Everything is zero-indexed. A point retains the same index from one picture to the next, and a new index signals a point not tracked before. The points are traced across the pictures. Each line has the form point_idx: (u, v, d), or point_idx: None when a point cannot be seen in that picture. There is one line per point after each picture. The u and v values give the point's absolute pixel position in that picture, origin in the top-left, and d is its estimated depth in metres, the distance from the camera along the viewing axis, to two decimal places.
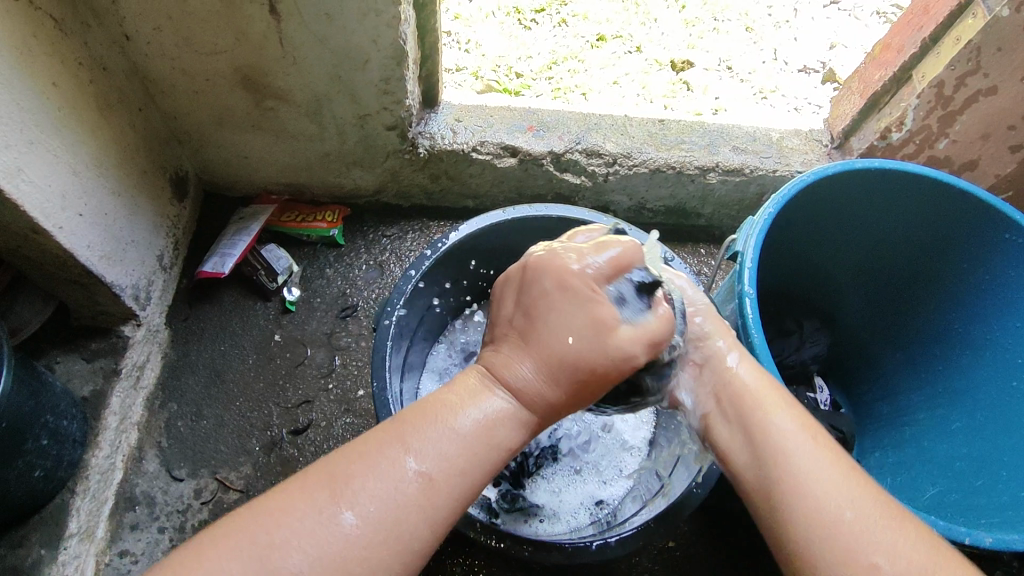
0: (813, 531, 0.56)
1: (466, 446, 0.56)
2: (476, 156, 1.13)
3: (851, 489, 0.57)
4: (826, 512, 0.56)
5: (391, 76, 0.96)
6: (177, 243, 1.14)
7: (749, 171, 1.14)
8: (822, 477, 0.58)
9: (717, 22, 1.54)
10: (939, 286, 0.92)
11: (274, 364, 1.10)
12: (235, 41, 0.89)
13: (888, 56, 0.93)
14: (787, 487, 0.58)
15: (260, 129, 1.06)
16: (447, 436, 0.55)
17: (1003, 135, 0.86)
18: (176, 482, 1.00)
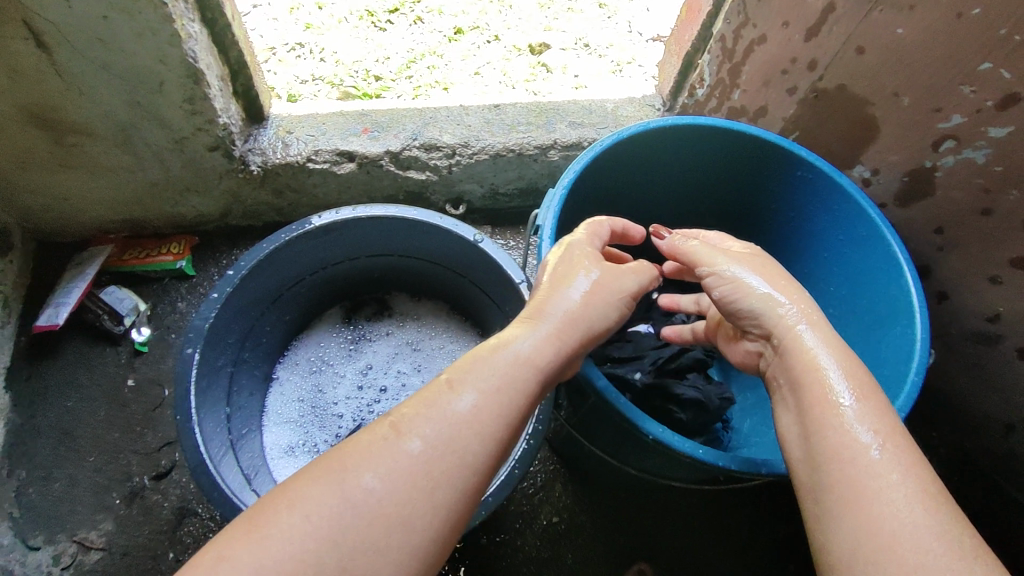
0: (883, 530, 0.47)
1: (478, 422, 0.51)
2: (312, 165, 1.10)
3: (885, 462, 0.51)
4: (885, 493, 0.49)
5: (194, 95, 0.92)
6: (5, 300, 1.07)
7: (588, 144, 1.16)
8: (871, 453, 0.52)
9: (570, 2, 1.57)
10: (761, 225, 0.97)
11: (128, 411, 1.04)
12: (10, 79, 0.84)
13: (693, 16, 0.97)
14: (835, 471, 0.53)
15: (73, 167, 1.01)
16: (444, 416, 0.50)
17: (779, 79, 0.85)
18: (30, 552, 0.94)
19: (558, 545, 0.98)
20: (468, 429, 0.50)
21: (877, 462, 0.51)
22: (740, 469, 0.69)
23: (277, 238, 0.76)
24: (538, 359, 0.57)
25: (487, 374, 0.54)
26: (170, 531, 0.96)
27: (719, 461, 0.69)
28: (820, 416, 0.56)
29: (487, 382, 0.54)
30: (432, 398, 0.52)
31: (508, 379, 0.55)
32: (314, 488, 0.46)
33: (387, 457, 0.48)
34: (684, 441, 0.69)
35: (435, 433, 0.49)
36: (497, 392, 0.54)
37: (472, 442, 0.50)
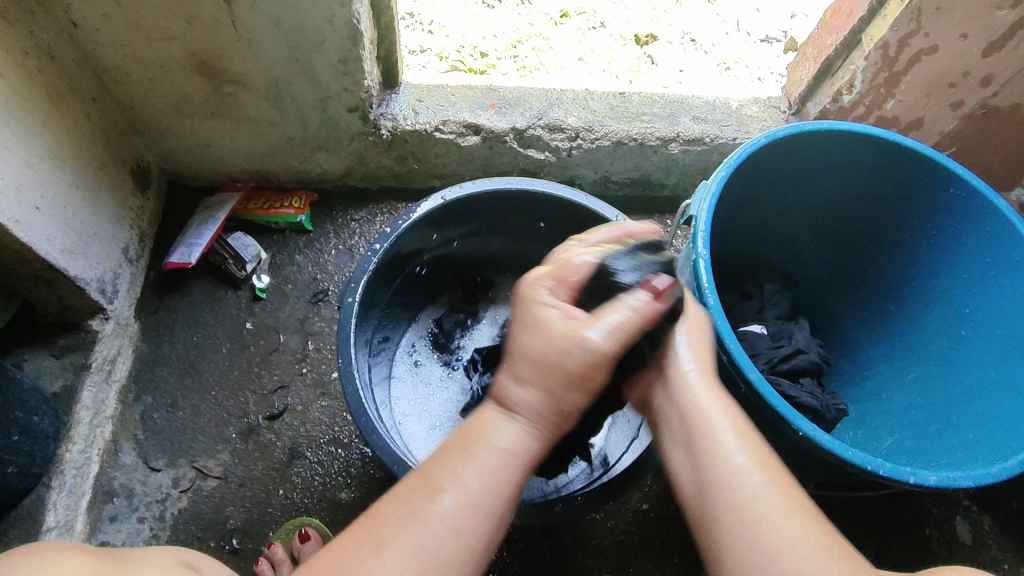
0: (758, 527, 0.55)
1: (429, 544, 0.53)
2: (439, 135, 1.12)
3: (776, 515, 0.55)
4: (742, 495, 0.57)
5: (348, 56, 0.95)
6: (142, 235, 1.13)
7: (710, 140, 1.15)
8: (749, 476, 0.58)
9: None
10: (890, 241, 0.95)
11: (247, 351, 1.10)
12: (187, 26, 0.88)
13: (839, 20, 0.98)
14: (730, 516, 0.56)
15: (219, 115, 1.05)
16: (425, 524, 0.54)
17: (945, 92, 0.91)
18: (154, 472, 1.01)
19: (650, 532, 1.00)
20: (449, 536, 0.54)
21: (753, 484, 0.57)
22: (885, 476, 0.69)
23: (438, 198, 0.84)
24: (517, 451, 0.59)
25: (472, 473, 0.57)
26: (281, 469, 1.01)
27: (865, 464, 0.69)
28: (699, 437, 0.62)
29: (467, 481, 0.57)
30: (414, 505, 0.55)
31: (485, 475, 0.57)
32: (350, 560, 0.53)
33: (415, 537, 0.54)
34: (831, 439, 0.70)
35: (414, 552, 0.53)
36: (480, 489, 0.57)
37: (453, 566, 0.54)
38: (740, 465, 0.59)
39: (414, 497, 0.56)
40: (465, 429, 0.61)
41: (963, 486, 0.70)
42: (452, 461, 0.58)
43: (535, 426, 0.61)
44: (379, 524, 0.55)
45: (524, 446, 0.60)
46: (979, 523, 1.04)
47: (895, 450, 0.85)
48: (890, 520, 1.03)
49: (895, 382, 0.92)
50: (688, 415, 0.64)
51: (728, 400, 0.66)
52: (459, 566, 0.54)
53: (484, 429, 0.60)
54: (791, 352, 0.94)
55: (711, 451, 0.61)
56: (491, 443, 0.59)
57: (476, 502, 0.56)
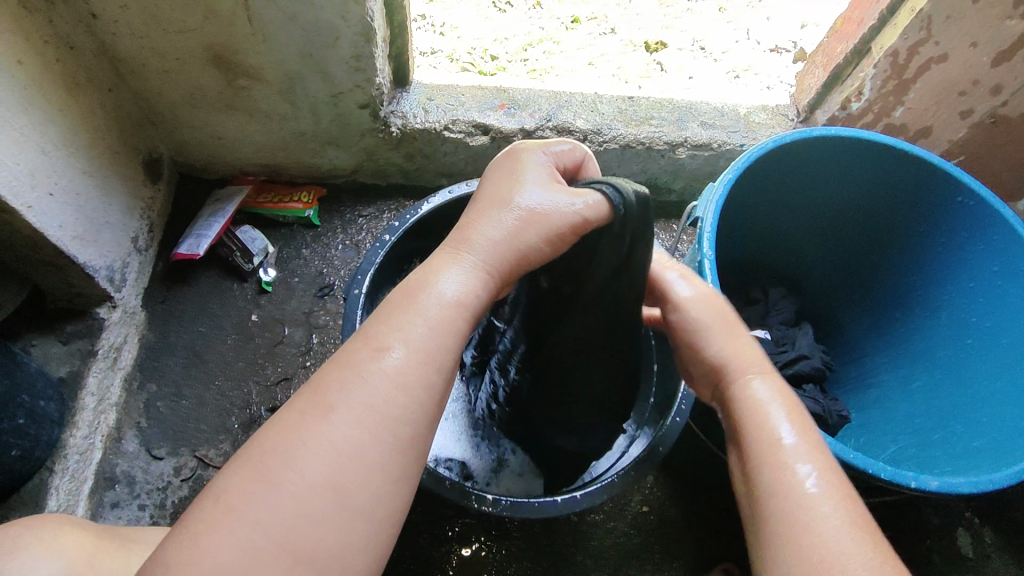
0: (808, 528, 0.51)
1: (375, 407, 0.49)
2: (449, 134, 1.13)
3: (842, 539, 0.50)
4: (809, 514, 0.52)
5: (361, 52, 0.96)
6: (152, 225, 1.14)
7: (718, 146, 1.15)
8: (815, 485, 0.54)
9: None
10: (897, 249, 0.95)
11: (252, 343, 1.11)
12: (203, 18, 0.89)
13: (849, 29, 0.98)
14: (788, 520, 0.53)
15: (232, 108, 1.06)
16: (377, 382, 0.50)
17: (953, 101, 0.91)
18: (156, 460, 1.01)
19: (649, 534, 1.00)
20: (402, 387, 0.51)
21: (809, 487, 0.54)
22: (884, 478, 0.69)
23: (447, 193, 0.85)
24: (465, 302, 0.56)
25: (414, 323, 0.54)
26: None
27: (867, 469, 0.69)
28: (759, 441, 0.58)
29: (414, 334, 0.53)
30: (357, 374, 0.50)
31: (432, 327, 0.54)
32: (303, 428, 0.48)
33: (369, 402, 0.49)
34: (833, 441, 0.70)
35: (369, 412, 0.49)
36: (426, 341, 0.53)
37: (397, 425, 0.50)
38: (801, 475, 0.55)
39: (348, 383, 0.50)
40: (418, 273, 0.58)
41: (964, 493, 0.69)
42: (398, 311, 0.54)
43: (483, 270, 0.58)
44: (330, 388, 0.50)
45: (466, 300, 0.56)
46: (981, 536, 1.03)
47: (898, 458, 0.85)
48: (893, 529, 1.02)
49: (899, 391, 0.92)
50: (743, 419, 0.60)
51: (790, 399, 0.61)
52: (411, 411, 0.51)
53: (434, 272, 0.57)
54: (793, 358, 0.95)
55: (780, 460, 0.56)
56: (437, 292, 0.55)
57: (372, 420, 0.49)
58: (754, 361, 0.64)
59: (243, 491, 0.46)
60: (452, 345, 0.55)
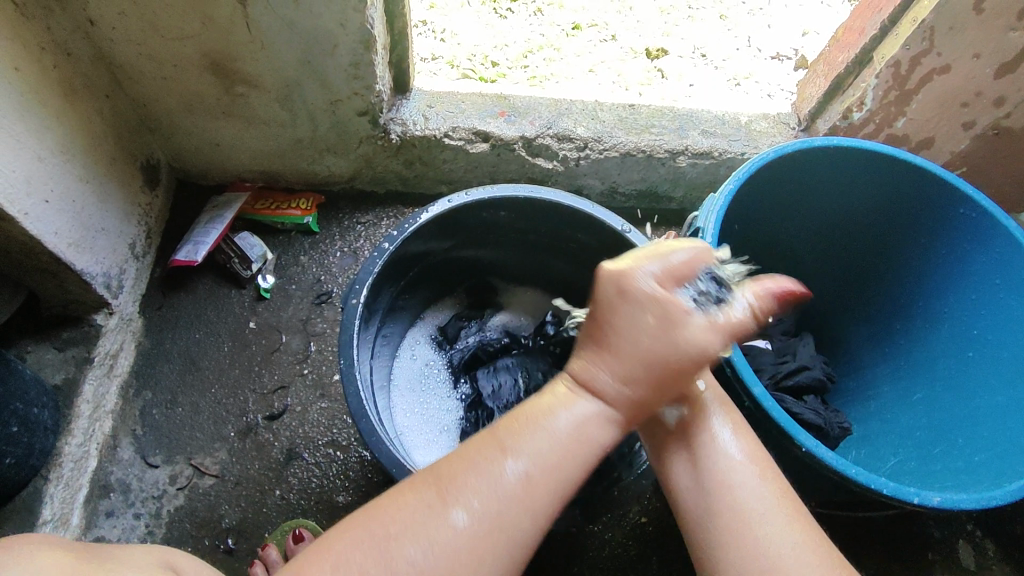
0: (770, 551, 0.58)
1: (498, 504, 0.54)
2: (448, 141, 1.13)
3: (791, 539, 0.58)
4: (756, 518, 0.60)
5: (360, 60, 0.96)
6: (150, 231, 1.13)
7: (719, 154, 1.15)
8: (765, 499, 0.61)
9: None
10: (898, 260, 0.94)
11: (249, 351, 1.10)
12: (202, 25, 0.89)
13: (850, 39, 0.98)
14: (739, 531, 0.59)
15: (231, 115, 1.06)
16: (494, 489, 0.55)
17: (955, 111, 0.91)
18: (151, 468, 1.01)
19: (647, 545, 0.99)
20: (517, 505, 0.55)
21: (758, 504, 0.60)
22: (885, 494, 0.69)
23: (446, 201, 0.85)
24: (590, 437, 0.58)
25: (547, 446, 0.57)
26: (278, 470, 1.01)
27: (868, 484, 0.68)
28: (712, 462, 0.64)
29: (542, 453, 0.56)
30: (488, 469, 0.56)
31: (565, 451, 0.57)
32: (417, 524, 0.53)
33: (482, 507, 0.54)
34: (835, 457, 0.69)
35: (481, 508, 0.54)
36: (552, 460, 0.56)
37: (513, 533, 0.55)
38: (756, 500, 0.61)
39: (462, 482, 0.55)
40: (537, 403, 0.60)
41: (966, 509, 0.69)
42: (521, 431, 0.58)
43: (614, 409, 0.59)
44: (450, 482, 0.55)
45: (602, 429, 0.59)
46: (981, 548, 1.02)
47: (898, 471, 0.84)
48: (894, 542, 1.01)
49: (900, 403, 0.91)
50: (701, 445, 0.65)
51: (737, 423, 0.67)
52: (525, 515, 0.55)
53: (550, 405, 0.59)
54: (793, 369, 0.94)
55: (733, 478, 0.62)
56: (557, 420, 0.58)
57: (491, 519, 0.54)
58: (718, 403, 0.67)
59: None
60: (570, 471, 0.57)
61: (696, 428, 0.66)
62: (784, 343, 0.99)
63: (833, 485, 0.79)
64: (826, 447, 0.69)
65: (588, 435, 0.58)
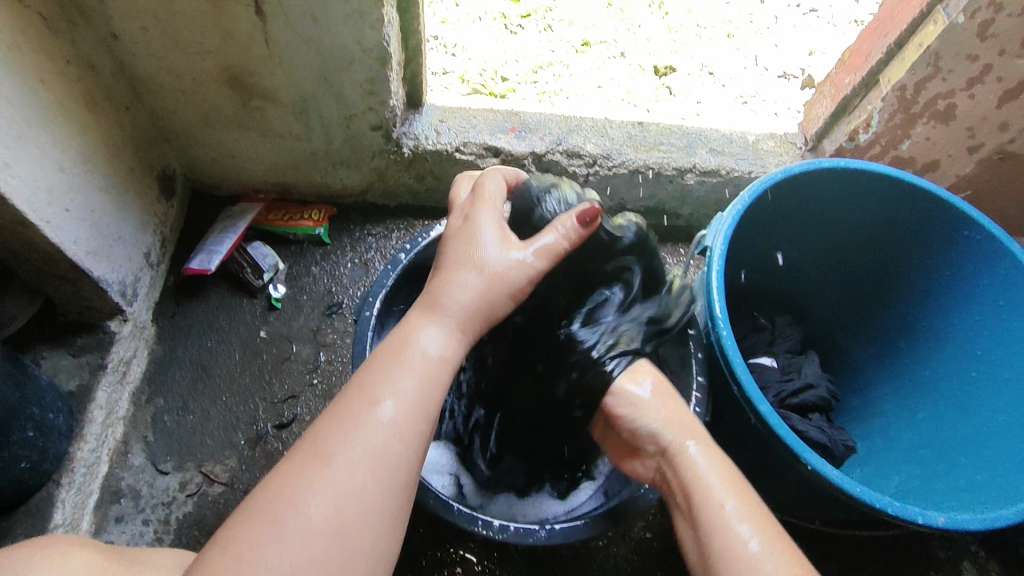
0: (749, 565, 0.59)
1: (383, 443, 0.56)
2: (459, 156, 1.15)
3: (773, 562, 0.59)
4: (743, 552, 0.60)
5: (376, 76, 0.98)
6: (164, 240, 1.15)
7: (726, 172, 1.16)
8: (749, 529, 0.62)
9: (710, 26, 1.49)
10: (905, 280, 0.95)
11: (259, 359, 1.12)
12: (222, 41, 0.91)
13: (857, 61, 1.00)
14: (728, 560, 0.60)
15: (247, 127, 1.08)
16: (366, 432, 0.56)
17: (961, 135, 0.93)
18: (161, 475, 1.02)
19: (654, 561, 0.99)
20: (392, 438, 0.57)
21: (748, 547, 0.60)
22: (892, 514, 0.69)
23: None
24: (446, 358, 0.62)
25: (406, 381, 0.59)
26: None
27: (873, 502, 0.69)
28: (696, 501, 0.65)
29: (405, 387, 0.59)
30: (356, 417, 0.57)
31: (427, 373, 0.61)
32: (301, 481, 0.54)
33: (358, 452, 0.55)
34: (841, 475, 0.70)
35: (373, 446, 0.56)
36: (417, 393, 0.59)
37: (393, 467, 0.56)
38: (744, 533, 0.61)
39: (349, 419, 0.56)
40: (398, 331, 0.63)
41: (970, 530, 0.69)
42: (380, 372, 0.60)
43: (460, 328, 0.64)
44: (322, 442, 0.56)
45: (447, 352, 0.63)
46: (986, 568, 1.02)
47: (903, 489, 0.85)
48: (899, 563, 1.01)
49: (903, 421, 0.92)
50: (692, 485, 0.66)
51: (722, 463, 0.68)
52: (401, 465, 0.57)
53: (413, 331, 0.62)
54: (800, 387, 0.95)
55: (708, 499, 0.64)
56: (421, 349, 0.61)
57: (376, 459, 0.55)
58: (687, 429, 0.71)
59: (253, 541, 0.51)
60: (431, 412, 0.60)
61: (673, 463, 0.69)
62: (791, 360, 1.00)
63: (839, 503, 0.80)
64: (831, 466, 0.70)
65: (442, 361, 0.62)
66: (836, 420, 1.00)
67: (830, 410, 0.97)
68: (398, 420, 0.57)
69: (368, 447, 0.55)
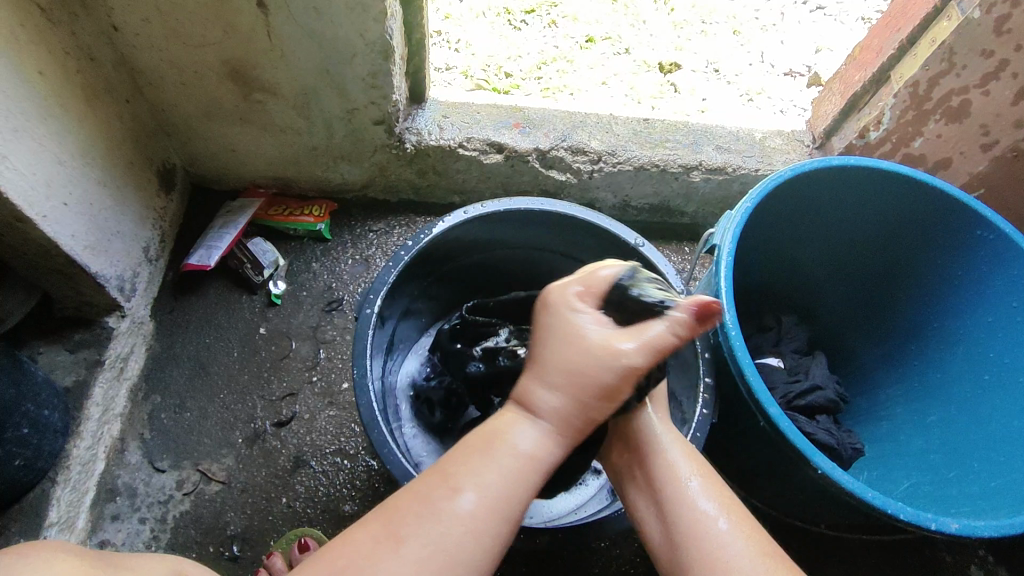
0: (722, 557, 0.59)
1: (444, 542, 0.54)
2: (462, 152, 1.13)
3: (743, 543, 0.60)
4: (713, 538, 0.61)
5: (379, 70, 0.97)
6: (163, 235, 1.13)
7: (733, 170, 1.15)
8: (723, 518, 0.62)
9: None
10: (915, 281, 0.94)
11: (259, 356, 1.10)
12: (223, 33, 0.89)
13: (868, 58, 0.98)
14: (697, 543, 0.61)
15: (248, 121, 1.07)
16: (443, 523, 0.55)
17: (974, 134, 0.91)
18: (158, 473, 1.00)
19: None
20: (462, 535, 0.54)
21: (726, 532, 0.61)
22: (904, 520, 0.68)
23: (463, 212, 0.85)
24: (539, 456, 0.59)
25: (494, 474, 0.57)
26: (286, 477, 1.01)
27: (885, 507, 0.67)
28: (663, 486, 0.65)
29: (489, 482, 0.57)
30: (433, 506, 0.56)
31: (509, 472, 0.58)
32: (362, 566, 0.53)
33: (428, 538, 0.54)
34: (852, 479, 0.68)
35: (430, 547, 0.54)
36: (497, 486, 0.57)
37: (461, 565, 0.54)
38: (713, 518, 0.62)
39: (423, 507, 0.56)
40: (490, 426, 0.61)
41: (984, 537, 0.68)
42: (467, 461, 0.58)
43: (557, 433, 0.60)
44: (398, 526, 0.55)
45: (547, 453, 0.60)
46: (993, 574, 1.00)
47: (913, 494, 0.83)
48: (905, 567, 1.00)
49: (913, 425, 0.91)
50: (659, 471, 0.66)
51: (687, 445, 0.70)
52: (463, 562, 0.54)
53: (508, 426, 0.60)
54: (807, 389, 0.93)
55: (686, 490, 0.64)
56: (516, 446, 0.59)
57: (438, 559, 0.53)
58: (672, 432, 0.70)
59: None
60: (523, 501, 0.58)
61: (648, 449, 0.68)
62: (799, 360, 0.98)
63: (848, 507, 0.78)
64: (842, 470, 0.69)
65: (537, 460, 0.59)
66: (843, 422, 0.99)
67: (838, 412, 0.95)
68: (464, 520, 0.55)
69: (427, 548, 0.54)
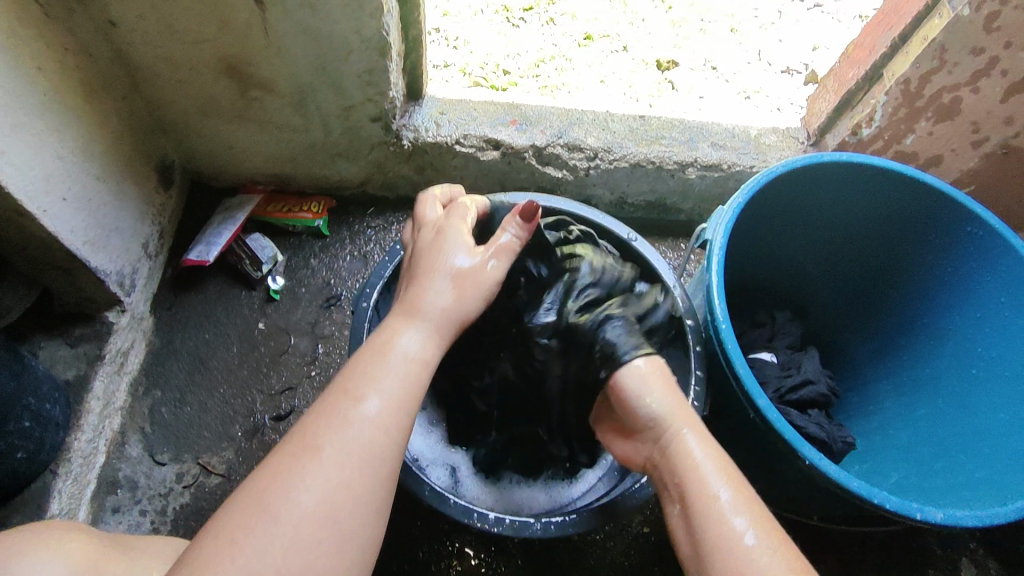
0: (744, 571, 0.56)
1: (329, 490, 0.54)
2: (459, 148, 1.14)
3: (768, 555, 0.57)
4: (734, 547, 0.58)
5: (375, 67, 0.97)
6: (162, 231, 1.15)
7: (728, 167, 1.16)
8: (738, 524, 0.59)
9: None
10: (907, 276, 0.95)
11: (257, 351, 1.11)
12: (220, 30, 0.90)
13: (860, 55, 0.99)
14: (718, 552, 0.58)
15: (246, 118, 1.07)
16: (308, 476, 0.54)
17: (965, 130, 0.92)
18: (159, 466, 1.02)
19: (652, 557, 0.99)
20: (341, 487, 0.54)
21: (754, 546, 0.57)
22: (890, 510, 0.69)
23: None
24: (423, 358, 0.63)
25: (349, 435, 0.56)
26: None
27: (870, 497, 0.69)
28: (688, 487, 0.63)
29: (350, 431, 0.56)
30: (292, 464, 0.54)
31: (365, 435, 0.57)
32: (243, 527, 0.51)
33: (313, 483, 0.53)
34: (838, 470, 0.69)
35: (320, 491, 0.53)
36: (369, 436, 0.57)
37: (349, 509, 0.54)
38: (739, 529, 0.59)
39: (305, 454, 0.55)
40: (381, 334, 0.64)
41: (968, 526, 0.69)
42: (369, 374, 0.60)
43: (438, 332, 0.65)
44: (266, 489, 0.53)
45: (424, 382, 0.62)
46: (985, 566, 1.01)
47: (901, 486, 0.84)
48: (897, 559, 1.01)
49: (902, 418, 0.92)
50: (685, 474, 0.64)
51: (715, 450, 0.66)
52: (349, 512, 0.54)
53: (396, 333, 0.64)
54: (799, 382, 0.94)
55: (703, 489, 0.62)
56: (362, 410, 0.58)
57: (326, 505, 0.53)
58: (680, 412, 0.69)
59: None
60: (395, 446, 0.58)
61: (668, 449, 0.67)
62: (791, 355, 0.99)
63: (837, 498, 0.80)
64: (829, 461, 0.70)
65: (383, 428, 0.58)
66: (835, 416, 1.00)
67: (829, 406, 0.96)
68: (339, 474, 0.54)
69: (321, 484, 0.54)
